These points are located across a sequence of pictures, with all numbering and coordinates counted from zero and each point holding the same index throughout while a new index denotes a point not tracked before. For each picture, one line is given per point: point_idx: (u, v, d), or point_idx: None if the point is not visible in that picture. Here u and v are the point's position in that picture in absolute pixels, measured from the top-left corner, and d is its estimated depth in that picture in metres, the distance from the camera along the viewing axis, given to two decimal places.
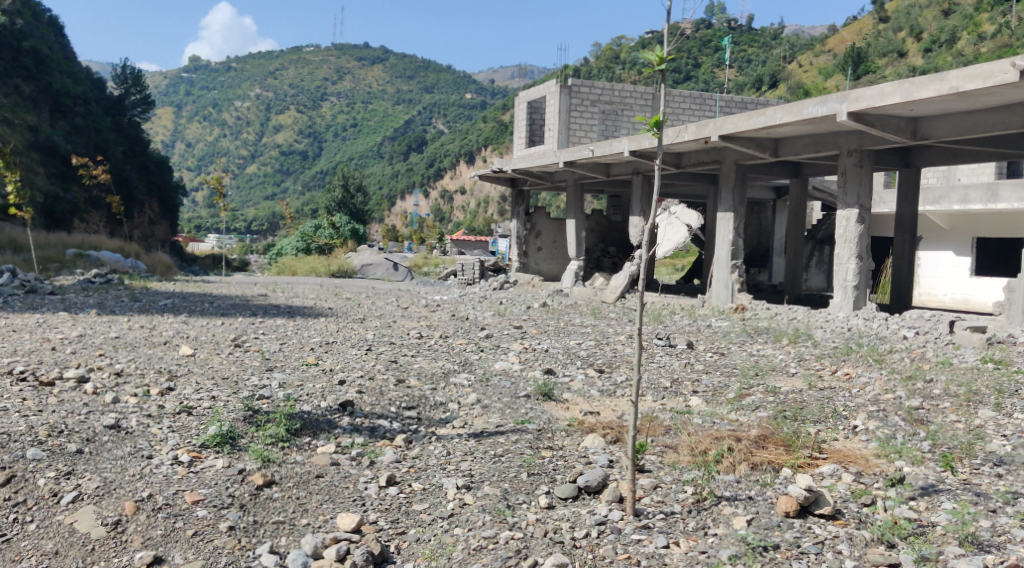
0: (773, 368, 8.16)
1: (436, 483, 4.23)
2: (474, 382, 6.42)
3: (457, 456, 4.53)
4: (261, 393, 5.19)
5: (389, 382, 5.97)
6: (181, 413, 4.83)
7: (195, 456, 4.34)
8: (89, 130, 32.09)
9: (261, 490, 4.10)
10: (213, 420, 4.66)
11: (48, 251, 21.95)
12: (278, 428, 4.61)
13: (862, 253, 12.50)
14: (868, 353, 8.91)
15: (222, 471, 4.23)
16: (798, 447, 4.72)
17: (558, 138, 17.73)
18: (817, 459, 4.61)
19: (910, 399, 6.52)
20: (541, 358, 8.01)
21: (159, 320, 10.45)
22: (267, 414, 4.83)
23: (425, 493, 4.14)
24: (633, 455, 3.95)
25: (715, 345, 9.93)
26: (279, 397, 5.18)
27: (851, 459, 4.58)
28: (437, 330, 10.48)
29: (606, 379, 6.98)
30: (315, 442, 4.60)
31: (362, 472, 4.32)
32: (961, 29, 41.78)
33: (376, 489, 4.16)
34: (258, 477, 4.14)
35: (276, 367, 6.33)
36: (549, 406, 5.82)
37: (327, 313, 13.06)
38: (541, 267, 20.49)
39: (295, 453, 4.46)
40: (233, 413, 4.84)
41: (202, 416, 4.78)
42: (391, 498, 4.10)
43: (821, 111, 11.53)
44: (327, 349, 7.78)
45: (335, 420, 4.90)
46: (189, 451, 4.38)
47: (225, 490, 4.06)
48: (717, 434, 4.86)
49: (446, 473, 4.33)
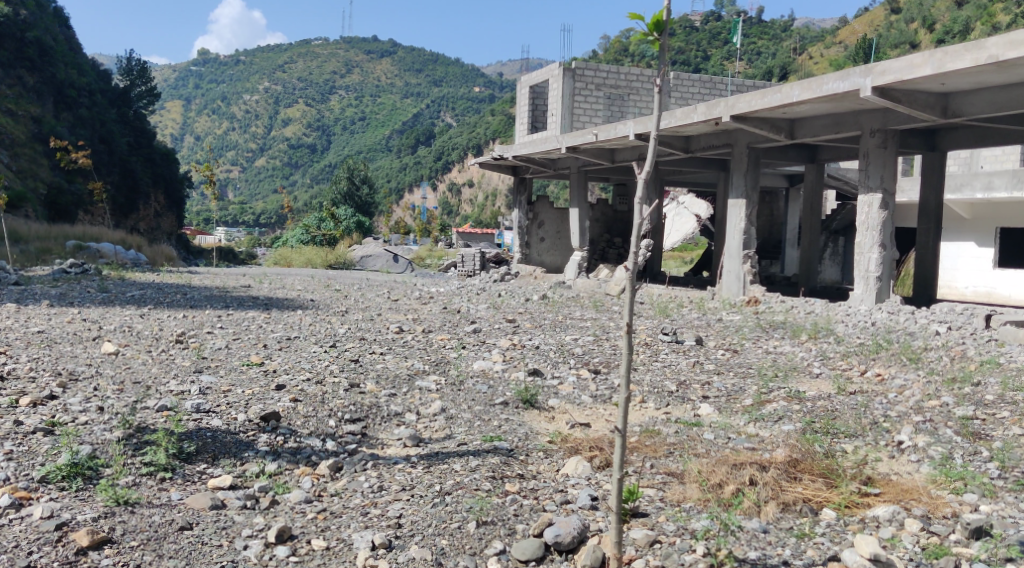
0: (795, 368, 7.19)
1: (347, 541, 3.25)
2: (444, 385, 5.42)
3: (391, 494, 3.56)
4: (163, 404, 4.25)
5: (342, 387, 5.00)
6: (36, 433, 3.87)
7: (22, 497, 3.38)
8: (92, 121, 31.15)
9: (85, 554, 3.09)
10: (67, 446, 3.71)
11: (47, 242, 21.14)
12: (158, 454, 3.70)
13: (886, 241, 11.46)
14: (901, 352, 7.92)
15: (37, 524, 3.22)
16: (841, 481, 3.75)
17: (561, 122, 16.66)
18: (867, 496, 3.64)
19: (960, 406, 5.52)
20: (530, 356, 7.02)
21: (118, 312, 9.49)
22: (151, 435, 3.89)
23: (327, 557, 3.16)
24: (612, 513, 2.95)
25: (725, 342, 8.96)
26: (185, 409, 4.23)
27: (913, 497, 3.60)
28: (423, 325, 9.50)
29: (602, 382, 5.97)
30: (208, 473, 3.68)
31: (249, 521, 3.36)
32: (974, 20, 40.81)
33: (261, 549, 3.18)
34: (84, 537, 3.13)
35: (209, 367, 5.40)
36: (529, 416, 4.83)
37: (309, 306, 12.06)
38: (543, 258, 19.45)
39: (172, 490, 3.53)
40: (107, 431, 3.91)
41: (60, 438, 3.83)
42: (279, 564, 3.12)
43: (843, 87, 10.47)
44: (284, 346, 6.79)
45: (246, 442, 3.96)
46: (17, 490, 3.41)
47: (26, 557, 3.05)
48: (737, 460, 3.89)
49: (367, 522, 3.36)
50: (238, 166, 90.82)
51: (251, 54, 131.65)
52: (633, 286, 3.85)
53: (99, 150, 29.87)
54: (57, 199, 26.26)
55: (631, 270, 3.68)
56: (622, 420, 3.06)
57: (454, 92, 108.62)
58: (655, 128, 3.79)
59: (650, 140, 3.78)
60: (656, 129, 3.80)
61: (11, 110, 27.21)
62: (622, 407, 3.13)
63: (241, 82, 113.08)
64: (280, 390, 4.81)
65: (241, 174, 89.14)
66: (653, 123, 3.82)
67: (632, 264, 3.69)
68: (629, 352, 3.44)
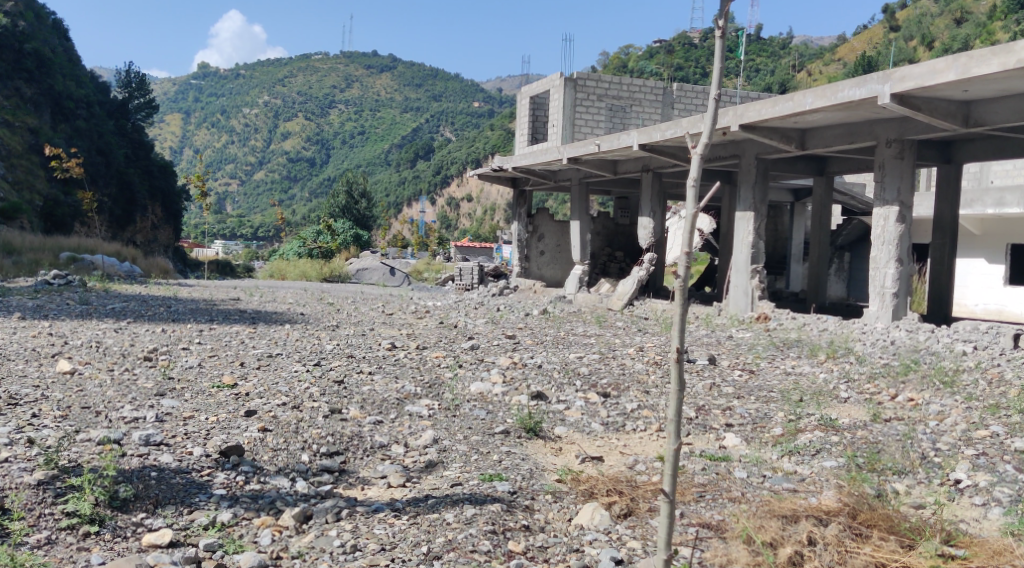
0: (820, 393, 6.59)
1: None
2: (438, 411, 4.82)
3: (366, 557, 2.99)
4: (105, 437, 3.69)
5: (318, 413, 4.40)
6: None
7: None
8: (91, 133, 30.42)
9: None
10: None
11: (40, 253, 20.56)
12: (85, 502, 3.14)
13: (903, 256, 10.87)
14: (932, 374, 7.34)
15: None
16: (917, 540, 3.27)
17: (562, 134, 16.11)
18: (953, 559, 3.16)
19: (1013, 437, 4.94)
20: (531, 377, 6.44)
21: (92, 325, 8.90)
22: (82, 476, 3.33)
23: None
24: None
25: (740, 362, 8.40)
26: (132, 442, 3.69)
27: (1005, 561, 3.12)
28: (417, 340, 8.91)
29: (613, 407, 5.39)
30: (147, 526, 3.13)
31: None
32: (974, 37, 40.48)
33: None
34: None
35: (175, 388, 4.83)
36: (533, 448, 4.25)
37: (298, 321, 11.45)
38: (543, 272, 18.86)
39: (97, 552, 2.97)
40: (32, 471, 3.35)
41: None
42: None
43: (860, 94, 9.89)
44: (264, 365, 6.20)
45: (199, 484, 3.43)
46: None
47: None
48: (787, 513, 3.41)
49: None
50: (236, 179, 90.34)
51: (251, 68, 131.50)
52: (682, 313, 3.28)
53: (97, 164, 29.23)
54: (54, 211, 25.68)
55: (681, 283, 3.18)
56: (672, 481, 2.53)
57: (452, 106, 108.15)
58: (707, 131, 3.37)
59: (696, 144, 3.36)
60: (706, 131, 3.37)
61: (8, 121, 26.51)
62: (670, 460, 2.58)
63: (241, 95, 112.87)
64: (249, 417, 4.25)
65: (240, 186, 88.57)
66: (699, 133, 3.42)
67: (679, 276, 3.18)
68: (679, 377, 2.87)
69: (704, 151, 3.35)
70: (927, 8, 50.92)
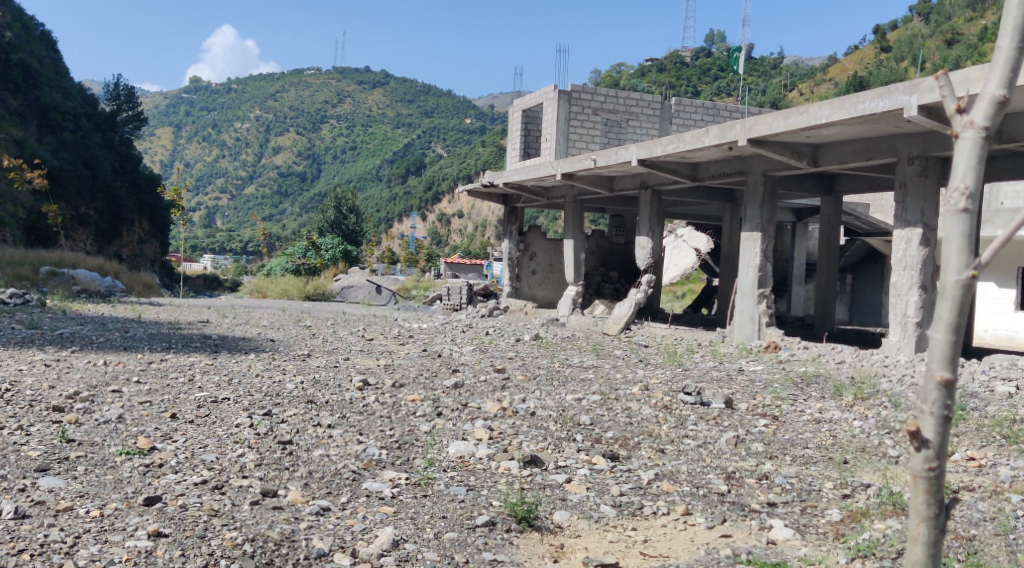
0: (864, 449, 5.60)
1: None
2: (405, 490, 3.82)
3: None
4: None
5: (241, 502, 3.51)
6: None
7: None
8: (78, 147, 29.00)
9: None
10: None
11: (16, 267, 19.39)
12: None
13: (928, 282, 9.62)
14: (990, 424, 6.31)
15: None
16: None
17: (555, 149, 15.10)
18: None
19: None
20: (525, 431, 5.33)
21: (25, 358, 7.74)
22: None
23: None
24: None
25: (759, 406, 7.36)
26: None
27: None
28: (394, 376, 7.82)
29: (623, 477, 4.36)
30: None
31: None
32: (965, 58, 39.42)
33: None
34: None
35: (65, 459, 3.86)
36: (522, 552, 3.28)
37: (266, 349, 10.29)
38: (535, 292, 17.73)
39: None
40: None
41: None
42: None
43: (883, 106, 8.44)
44: (202, 417, 5.12)
45: None
46: None
47: None
48: None
49: None
50: (227, 194, 89.17)
51: (244, 83, 130.36)
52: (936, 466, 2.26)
53: (84, 178, 27.96)
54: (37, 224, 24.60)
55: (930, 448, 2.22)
56: None
57: (442, 121, 107.30)
58: (978, 141, 2.12)
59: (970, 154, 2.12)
60: (977, 142, 2.12)
61: None
62: None
63: (232, 110, 111.90)
64: (147, 507, 3.40)
65: (230, 202, 87.37)
66: (971, 130, 2.13)
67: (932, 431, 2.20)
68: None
69: (973, 162, 2.12)
70: (918, 29, 50.41)
